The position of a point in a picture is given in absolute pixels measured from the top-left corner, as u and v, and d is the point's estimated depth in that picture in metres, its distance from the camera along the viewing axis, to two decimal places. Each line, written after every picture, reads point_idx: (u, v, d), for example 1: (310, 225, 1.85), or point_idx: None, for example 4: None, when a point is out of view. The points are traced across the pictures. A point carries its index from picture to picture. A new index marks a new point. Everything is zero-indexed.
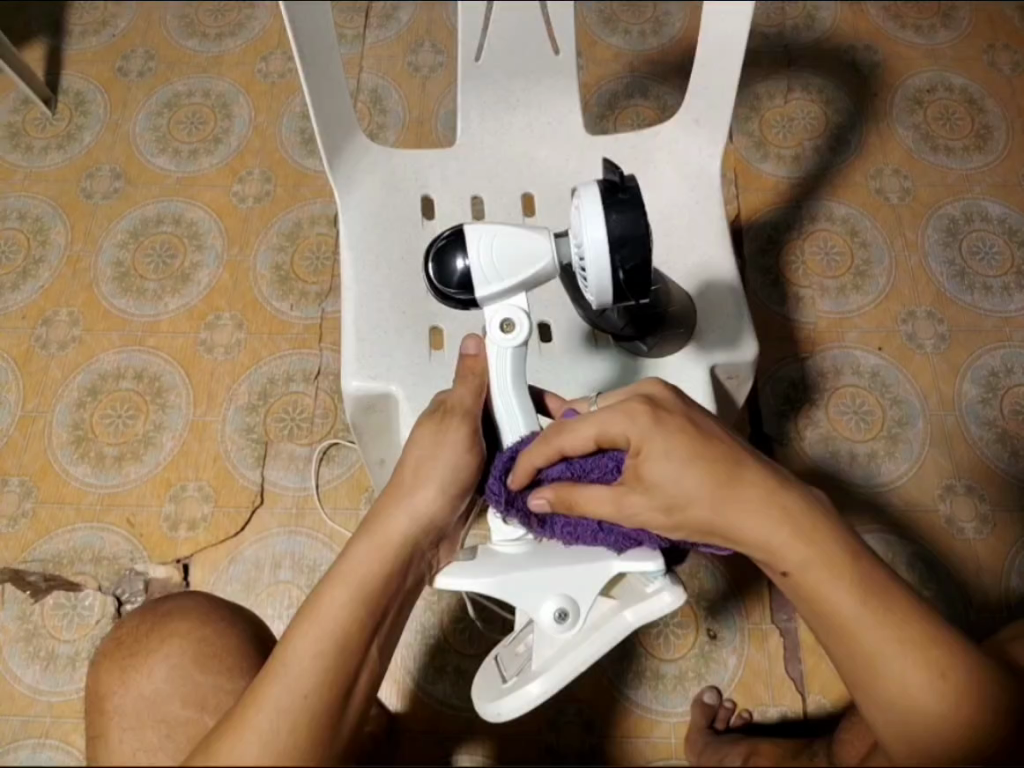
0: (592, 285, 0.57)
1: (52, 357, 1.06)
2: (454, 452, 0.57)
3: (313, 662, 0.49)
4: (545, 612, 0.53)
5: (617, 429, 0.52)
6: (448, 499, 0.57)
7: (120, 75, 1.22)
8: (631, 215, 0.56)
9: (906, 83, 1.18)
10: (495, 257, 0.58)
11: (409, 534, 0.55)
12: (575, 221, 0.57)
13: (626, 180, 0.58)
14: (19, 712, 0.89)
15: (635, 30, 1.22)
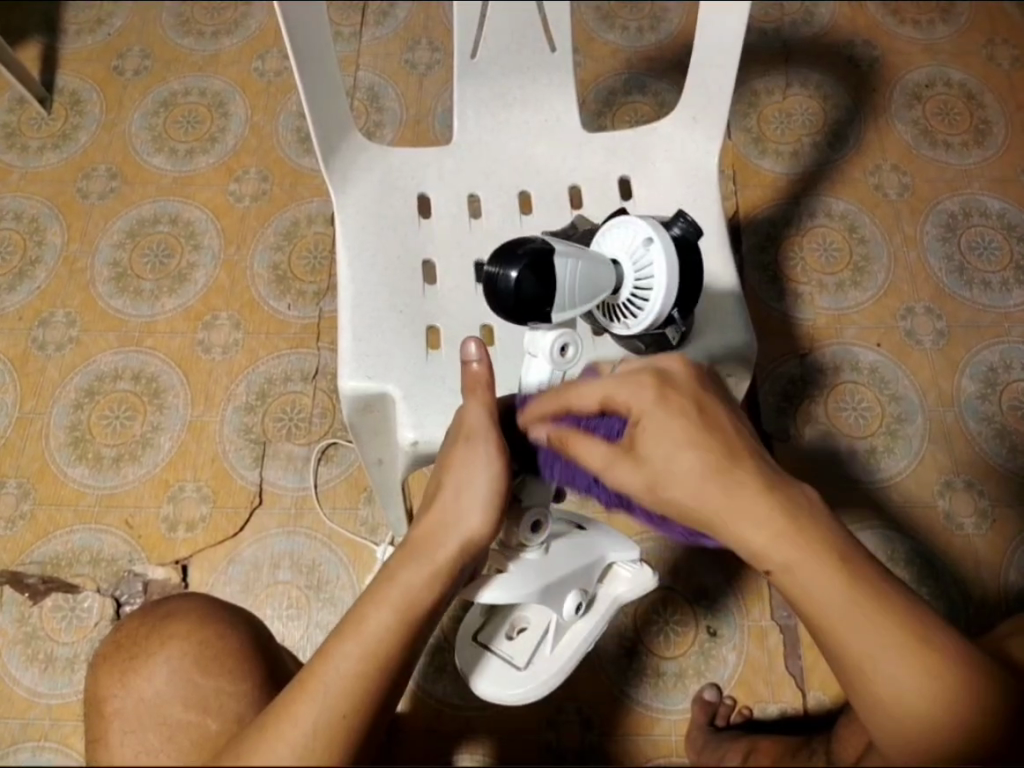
0: (644, 322, 0.60)
1: (49, 358, 1.05)
2: (495, 472, 0.55)
3: (354, 680, 0.49)
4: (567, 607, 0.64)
5: (621, 396, 0.52)
6: (492, 524, 0.56)
7: (116, 74, 1.21)
8: (691, 269, 0.60)
9: (905, 78, 1.18)
10: (576, 283, 0.57)
11: (455, 557, 0.54)
12: (647, 256, 0.59)
13: (686, 232, 0.62)
14: (19, 714, 0.89)
15: (632, 27, 1.21)
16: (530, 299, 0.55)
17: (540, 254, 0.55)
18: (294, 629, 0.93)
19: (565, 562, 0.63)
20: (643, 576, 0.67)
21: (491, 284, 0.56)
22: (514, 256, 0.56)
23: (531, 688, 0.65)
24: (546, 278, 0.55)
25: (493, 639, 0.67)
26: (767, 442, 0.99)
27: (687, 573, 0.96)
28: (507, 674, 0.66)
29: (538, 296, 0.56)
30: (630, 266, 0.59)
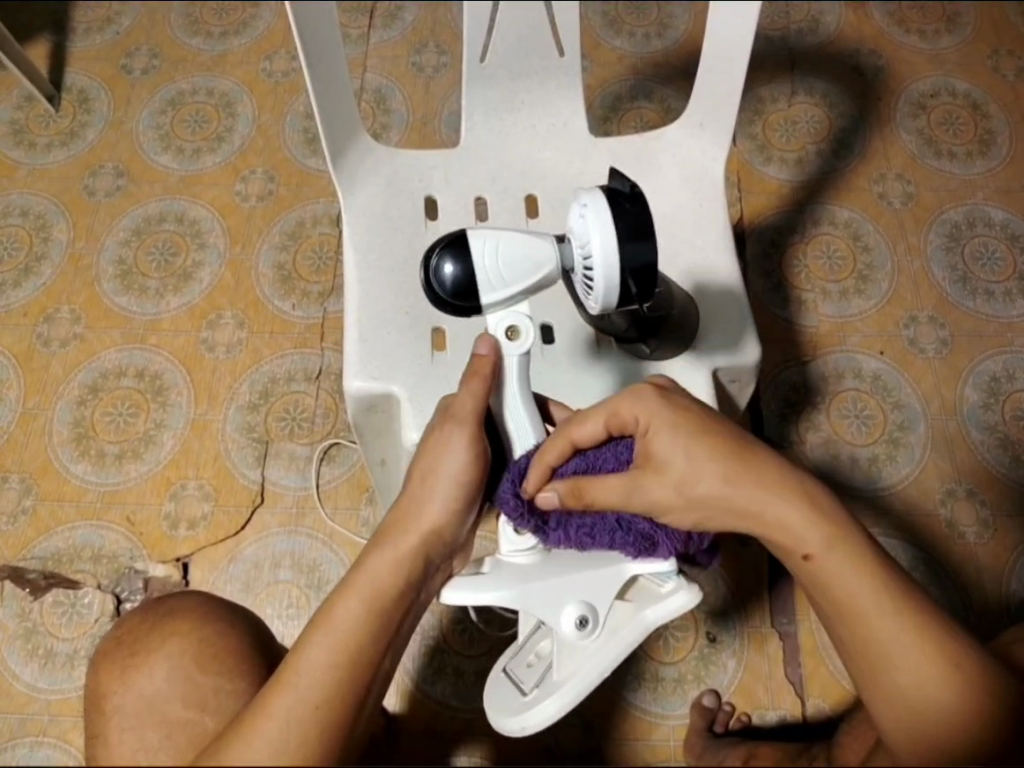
0: (599, 291, 0.59)
1: (53, 354, 1.06)
2: (459, 460, 0.57)
3: (326, 671, 0.50)
4: (563, 622, 0.55)
5: (628, 410, 0.55)
6: (457, 513, 0.58)
7: (124, 73, 1.22)
8: (636, 222, 0.58)
9: (909, 88, 1.18)
10: (499, 261, 0.59)
11: (420, 544, 0.56)
12: (583, 225, 0.58)
13: (633, 190, 0.60)
14: (18, 710, 0.89)
15: (638, 32, 1.22)
16: (461, 283, 0.58)
17: (460, 240, 0.59)
18: (294, 628, 0.93)
19: (557, 571, 0.57)
20: (679, 593, 0.55)
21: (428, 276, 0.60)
22: (437, 248, 0.60)
23: (523, 717, 0.55)
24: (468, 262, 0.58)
25: (515, 668, 0.62)
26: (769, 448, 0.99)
27: None
28: (512, 701, 0.58)
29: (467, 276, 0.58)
30: (573, 240, 0.60)
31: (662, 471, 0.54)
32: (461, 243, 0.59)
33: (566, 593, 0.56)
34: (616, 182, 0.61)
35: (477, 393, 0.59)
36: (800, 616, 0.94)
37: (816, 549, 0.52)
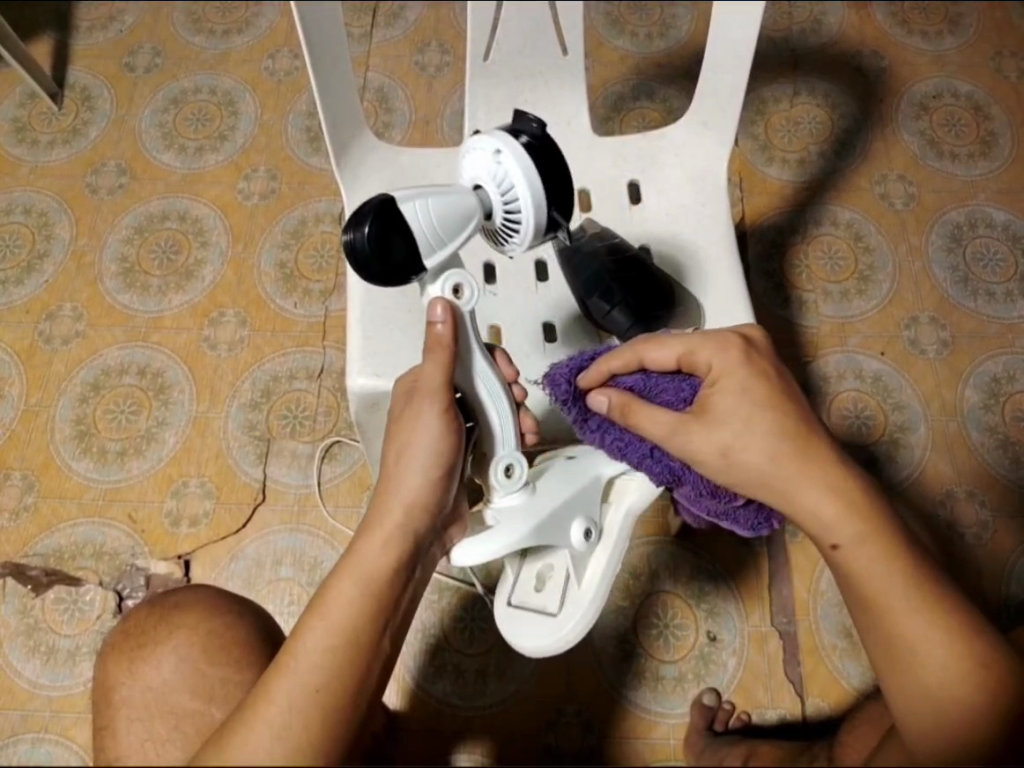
0: (527, 233, 0.59)
1: (55, 351, 1.06)
2: (428, 432, 0.56)
3: (326, 653, 0.50)
4: (574, 534, 0.58)
5: (703, 356, 0.57)
6: (437, 482, 0.56)
7: (127, 70, 1.22)
8: (547, 158, 0.59)
9: (912, 89, 1.18)
10: (434, 225, 0.55)
11: (405, 521, 0.55)
12: (502, 170, 0.57)
13: (531, 127, 0.59)
14: (18, 706, 0.90)
15: (641, 32, 1.22)
16: (401, 256, 0.55)
17: (390, 208, 0.54)
18: (295, 626, 0.94)
19: (557, 492, 0.58)
20: (650, 478, 0.61)
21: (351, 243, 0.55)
22: (359, 223, 0.54)
23: (573, 629, 0.56)
24: (398, 237, 0.54)
25: (522, 596, 0.59)
26: None
27: (687, 577, 0.96)
28: (546, 626, 0.57)
29: (395, 248, 0.54)
30: (488, 185, 0.58)
31: (711, 426, 0.55)
32: (390, 208, 0.54)
33: (572, 510, 0.58)
34: (513, 123, 0.60)
35: (441, 362, 0.56)
36: (800, 616, 0.94)
37: (856, 546, 0.52)
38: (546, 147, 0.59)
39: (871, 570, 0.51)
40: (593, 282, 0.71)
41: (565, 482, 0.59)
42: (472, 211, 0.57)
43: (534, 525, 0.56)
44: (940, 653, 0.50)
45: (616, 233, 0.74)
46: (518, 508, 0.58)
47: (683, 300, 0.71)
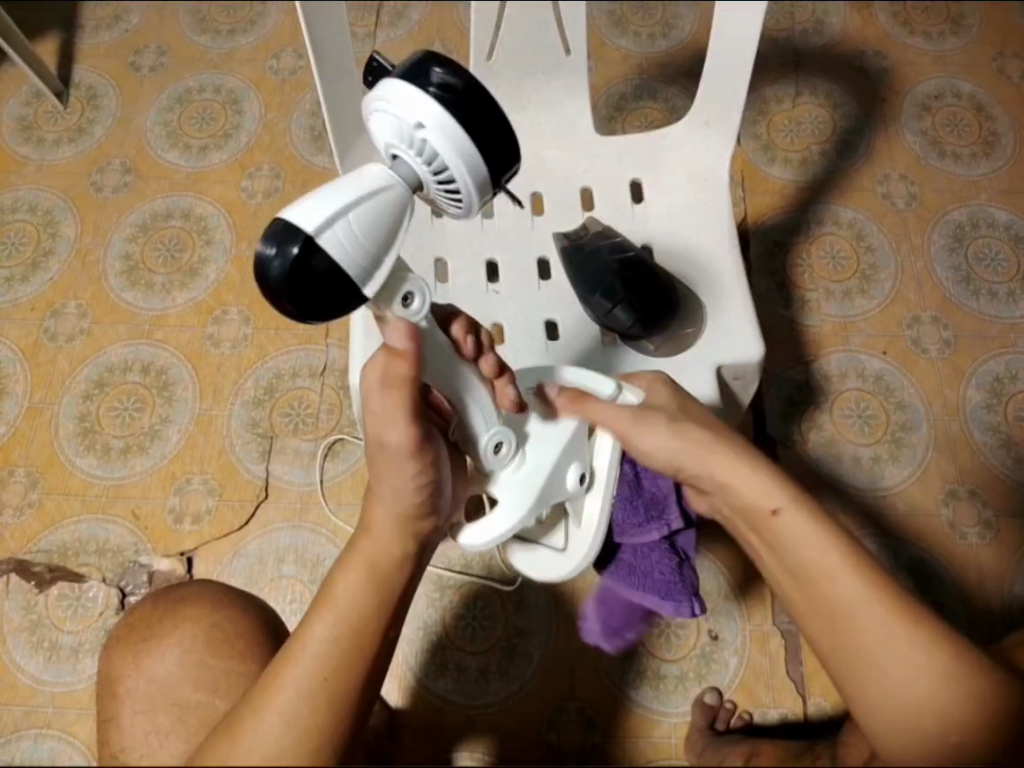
0: (472, 199, 0.50)
1: (60, 349, 1.06)
2: (404, 473, 0.54)
3: (333, 642, 0.49)
4: (569, 479, 0.61)
5: None
6: (426, 498, 0.55)
7: (132, 70, 1.22)
8: (476, 108, 0.48)
9: (914, 89, 1.18)
10: (363, 235, 0.46)
11: (397, 548, 0.54)
12: (425, 145, 0.47)
13: (445, 70, 0.48)
14: (22, 702, 0.90)
15: (644, 33, 1.22)
16: (336, 282, 0.46)
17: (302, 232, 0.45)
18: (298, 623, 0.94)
19: (546, 452, 0.61)
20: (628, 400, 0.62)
21: (261, 275, 0.46)
22: (270, 257, 0.45)
23: (580, 559, 0.64)
24: (315, 269, 0.45)
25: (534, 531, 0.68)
26: (772, 447, 0.99)
27: None
28: (558, 558, 0.66)
29: (312, 281, 0.45)
30: (412, 158, 0.49)
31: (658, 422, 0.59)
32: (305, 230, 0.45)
33: (562, 464, 0.61)
34: (420, 71, 0.49)
35: (405, 403, 0.51)
36: None
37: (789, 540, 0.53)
38: (474, 93, 0.49)
39: (808, 571, 0.51)
40: (596, 279, 0.71)
41: (551, 440, 0.61)
42: (403, 201, 0.48)
43: (527, 494, 0.60)
44: (911, 657, 0.48)
45: (619, 232, 0.75)
46: (506, 475, 0.60)
47: (687, 297, 0.72)
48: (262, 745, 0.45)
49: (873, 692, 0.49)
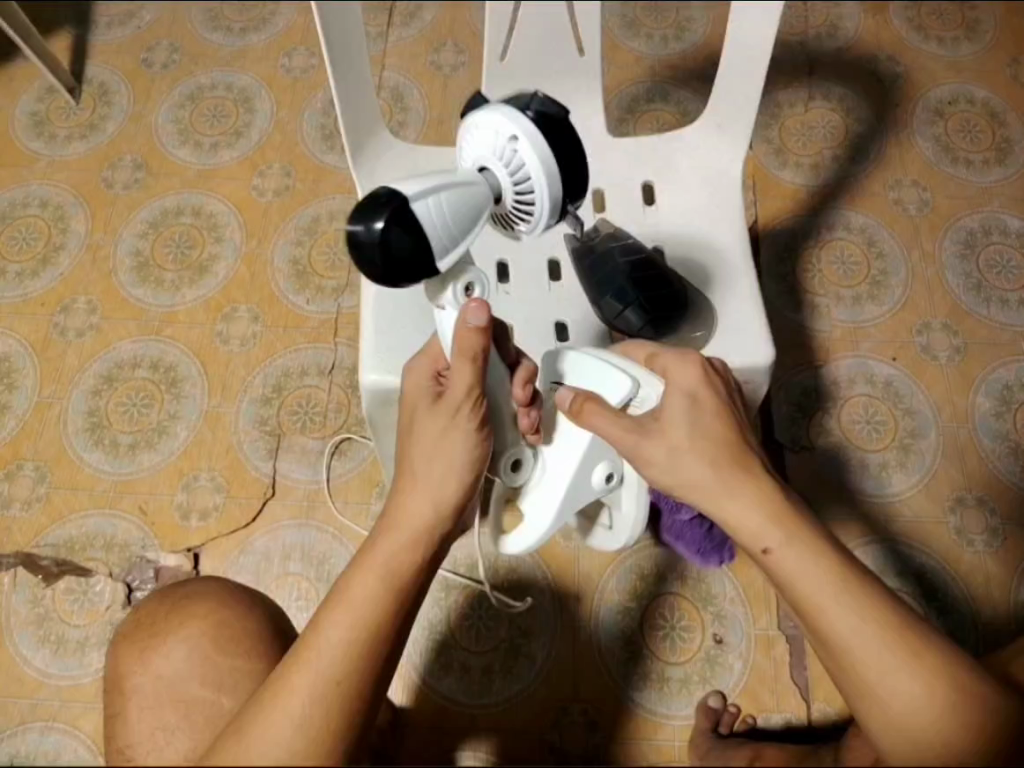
0: (539, 220, 0.57)
1: (70, 344, 1.07)
2: (465, 442, 0.58)
3: (347, 647, 0.49)
4: (596, 478, 0.64)
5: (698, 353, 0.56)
6: (467, 484, 0.58)
7: (144, 66, 1.23)
8: (563, 141, 0.57)
9: (927, 95, 1.18)
10: (449, 220, 0.53)
11: (435, 520, 0.56)
12: (517, 157, 0.55)
13: (544, 105, 0.57)
14: (27, 695, 0.90)
15: (657, 35, 1.22)
16: (414, 257, 0.52)
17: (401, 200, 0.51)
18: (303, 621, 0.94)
19: (565, 468, 0.64)
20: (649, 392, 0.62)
21: (351, 231, 0.51)
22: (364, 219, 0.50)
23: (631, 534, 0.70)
24: (407, 235, 0.51)
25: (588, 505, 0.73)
26: (780, 451, 0.99)
27: (694, 578, 0.96)
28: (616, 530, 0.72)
29: (399, 246, 0.51)
30: (500, 170, 0.56)
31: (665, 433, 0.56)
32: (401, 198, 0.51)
33: (585, 475, 0.64)
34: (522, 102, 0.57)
35: (476, 372, 0.57)
36: None
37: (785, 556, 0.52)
38: (562, 127, 0.57)
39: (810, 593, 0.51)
40: (608, 279, 0.70)
41: (567, 456, 0.64)
42: (485, 199, 0.55)
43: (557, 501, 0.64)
44: (910, 686, 0.49)
45: (631, 234, 0.74)
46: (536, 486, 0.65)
47: (699, 300, 0.71)
48: (271, 750, 0.45)
49: (870, 716, 0.50)
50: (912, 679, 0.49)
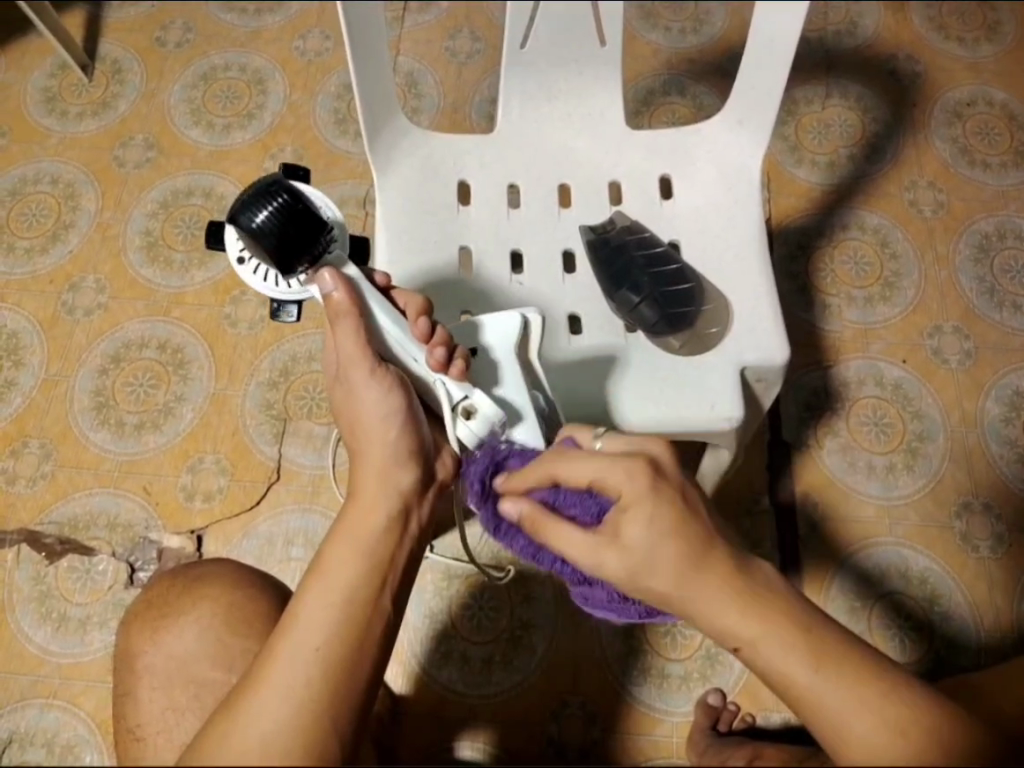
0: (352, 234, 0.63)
1: (77, 322, 1.06)
2: (372, 396, 0.59)
3: (326, 616, 0.50)
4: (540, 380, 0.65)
5: (613, 482, 0.51)
6: (401, 437, 0.59)
7: (158, 45, 1.22)
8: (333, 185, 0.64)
9: (946, 96, 1.17)
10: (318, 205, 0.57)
11: (383, 483, 0.57)
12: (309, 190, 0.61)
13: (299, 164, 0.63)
14: (29, 671, 0.90)
15: (675, 27, 1.21)
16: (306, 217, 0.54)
17: (294, 198, 0.54)
18: None
19: (512, 389, 0.63)
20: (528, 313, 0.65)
21: (249, 230, 0.53)
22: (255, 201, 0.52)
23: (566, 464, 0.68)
24: (305, 226, 0.54)
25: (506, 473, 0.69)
26: (786, 451, 0.99)
27: None
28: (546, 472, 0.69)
29: (298, 238, 0.54)
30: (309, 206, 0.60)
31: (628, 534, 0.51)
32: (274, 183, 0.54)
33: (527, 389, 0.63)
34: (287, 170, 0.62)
35: (354, 330, 0.58)
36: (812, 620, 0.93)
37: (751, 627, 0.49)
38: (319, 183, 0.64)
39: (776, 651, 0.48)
40: (621, 275, 0.71)
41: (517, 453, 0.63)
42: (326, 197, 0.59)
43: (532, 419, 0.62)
44: (877, 742, 0.46)
45: (646, 228, 0.74)
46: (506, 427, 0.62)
47: (711, 297, 0.71)
48: (254, 724, 0.45)
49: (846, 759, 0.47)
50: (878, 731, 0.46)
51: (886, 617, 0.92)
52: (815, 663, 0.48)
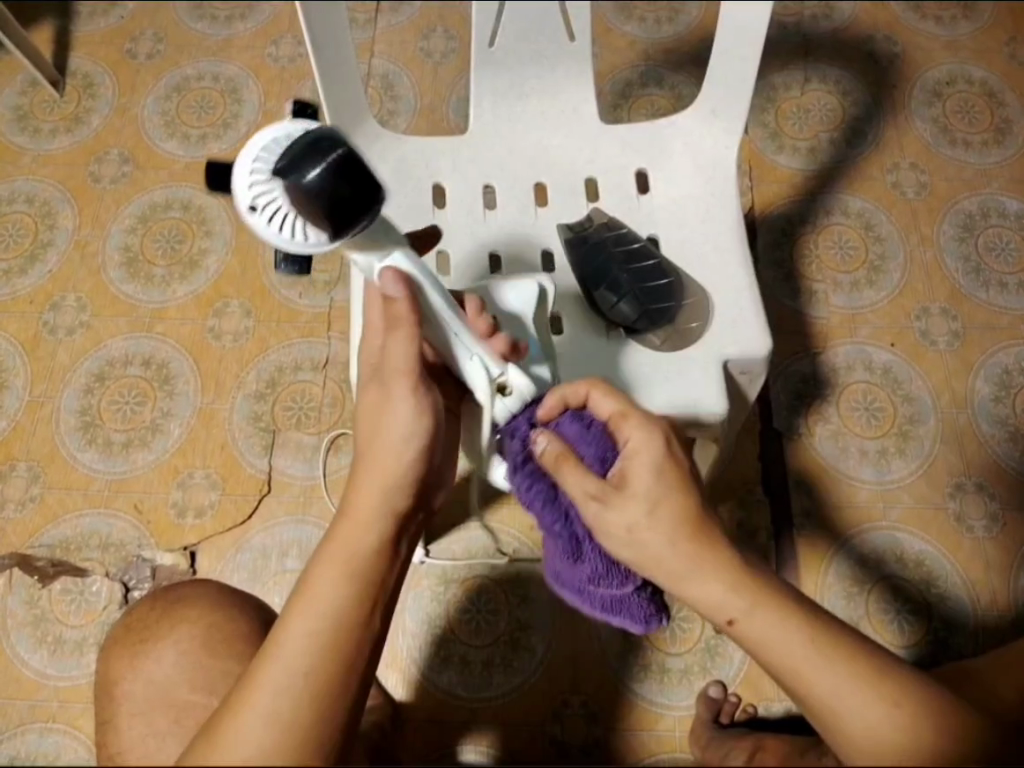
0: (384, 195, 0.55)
1: (60, 342, 1.05)
2: (401, 413, 0.55)
3: (312, 638, 0.49)
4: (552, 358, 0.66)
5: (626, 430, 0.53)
6: (418, 459, 0.55)
7: (129, 57, 1.21)
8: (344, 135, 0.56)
9: (925, 75, 1.16)
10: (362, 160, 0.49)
11: (384, 499, 0.54)
12: None
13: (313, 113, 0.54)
14: (26, 696, 0.90)
15: (650, 18, 1.20)
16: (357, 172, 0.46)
17: (352, 151, 0.46)
18: None
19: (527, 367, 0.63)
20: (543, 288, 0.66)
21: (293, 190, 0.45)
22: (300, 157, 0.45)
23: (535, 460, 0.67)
24: (361, 181, 0.46)
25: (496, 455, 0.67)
26: (777, 440, 0.99)
27: None
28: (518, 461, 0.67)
29: (354, 196, 0.46)
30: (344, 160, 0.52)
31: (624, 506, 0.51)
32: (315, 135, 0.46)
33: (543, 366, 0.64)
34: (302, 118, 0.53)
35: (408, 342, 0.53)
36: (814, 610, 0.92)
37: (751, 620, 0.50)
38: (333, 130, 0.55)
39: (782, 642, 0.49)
40: (602, 270, 0.70)
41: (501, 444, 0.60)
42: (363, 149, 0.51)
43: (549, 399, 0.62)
44: (875, 719, 0.47)
45: (624, 224, 0.73)
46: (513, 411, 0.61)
47: (693, 292, 0.71)
48: (238, 750, 0.44)
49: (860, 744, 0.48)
50: (875, 703, 0.48)
51: (884, 602, 0.92)
52: (812, 641, 0.49)
